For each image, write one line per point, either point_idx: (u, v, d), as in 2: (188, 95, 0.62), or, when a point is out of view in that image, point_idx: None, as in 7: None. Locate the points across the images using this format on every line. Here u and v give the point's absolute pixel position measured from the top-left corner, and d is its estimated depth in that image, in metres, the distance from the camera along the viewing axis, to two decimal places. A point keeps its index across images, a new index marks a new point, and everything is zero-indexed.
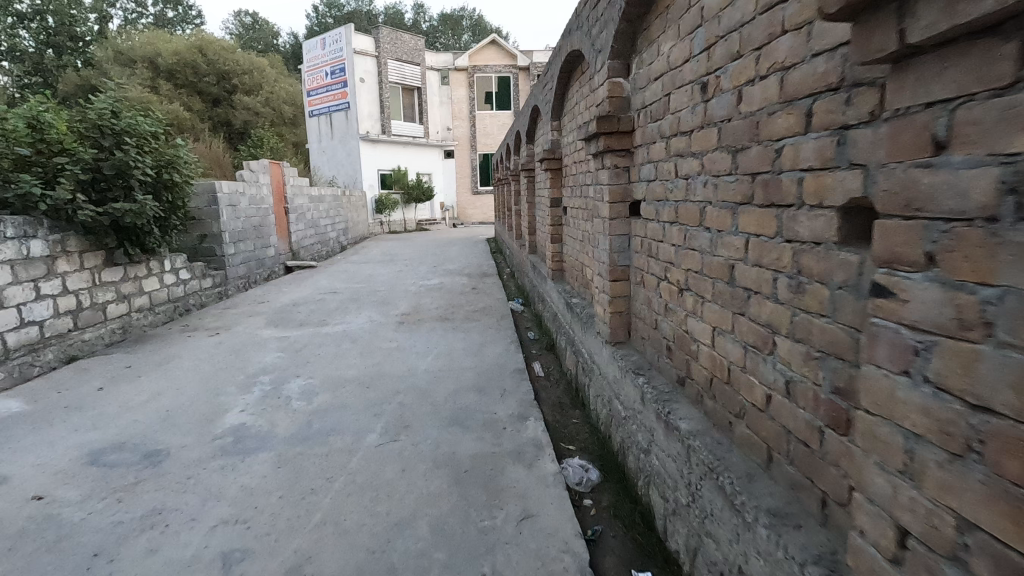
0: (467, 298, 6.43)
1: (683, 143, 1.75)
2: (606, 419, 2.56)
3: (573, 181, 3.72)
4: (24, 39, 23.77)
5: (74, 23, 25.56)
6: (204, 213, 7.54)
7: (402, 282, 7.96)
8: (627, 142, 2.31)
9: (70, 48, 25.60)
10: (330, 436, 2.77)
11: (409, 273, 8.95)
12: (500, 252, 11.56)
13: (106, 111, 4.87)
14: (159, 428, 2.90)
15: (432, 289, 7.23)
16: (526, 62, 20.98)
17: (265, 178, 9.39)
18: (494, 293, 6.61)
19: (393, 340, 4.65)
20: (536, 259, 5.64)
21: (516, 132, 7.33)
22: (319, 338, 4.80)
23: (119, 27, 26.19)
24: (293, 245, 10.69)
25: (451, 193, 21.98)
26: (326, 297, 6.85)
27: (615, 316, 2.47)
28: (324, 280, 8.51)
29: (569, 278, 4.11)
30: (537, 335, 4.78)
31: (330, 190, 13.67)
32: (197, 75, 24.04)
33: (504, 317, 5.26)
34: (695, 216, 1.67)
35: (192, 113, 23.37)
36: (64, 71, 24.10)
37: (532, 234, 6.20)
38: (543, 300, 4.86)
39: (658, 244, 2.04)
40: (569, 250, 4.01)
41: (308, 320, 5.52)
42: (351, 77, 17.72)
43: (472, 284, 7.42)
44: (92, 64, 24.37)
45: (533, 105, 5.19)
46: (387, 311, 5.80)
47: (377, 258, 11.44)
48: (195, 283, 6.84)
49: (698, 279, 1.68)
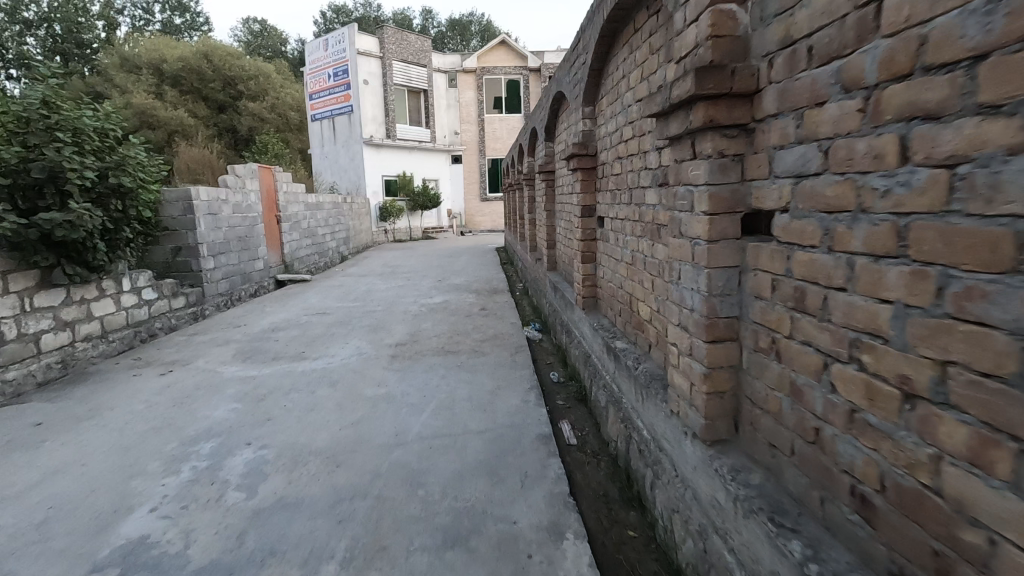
0: (474, 323, 5.50)
1: (939, 92, 0.82)
2: (695, 560, 1.61)
3: (618, 181, 2.76)
4: (31, 46, 23.57)
5: (80, 29, 25.18)
6: (179, 223, 6.70)
7: (402, 300, 7.06)
8: (743, 114, 1.37)
9: (76, 56, 25.21)
10: (268, 565, 1.84)
11: (411, 289, 8.04)
12: (511, 264, 10.61)
13: (34, 102, 4.03)
14: (21, 544, 1.98)
15: (435, 309, 6.32)
16: (537, 64, 20.16)
17: (252, 184, 8.54)
18: (506, 316, 5.69)
19: (380, 383, 3.72)
20: (558, 278, 4.71)
21: (532, 130, 6.40)
22: (291, 379, 3.88)
23: (126, 35, 25.97)
24: (286, 256, 9.83)
25: (459, 200, 21.13)
26: (313, 321, 5.94)
27: (714, 399, 1.52)
28: (316, 297, 7.65)
29: (607, 309, 3.17)
30: (563, 377, 3.82)
31: (330, 197, 12.81)
32: (201, 81, 23.47)
33: (520, 350, 4.33)
34: (994, 251, 0.74)
35: (196, 120, 22.76)
36: (70, 78, 23.82)
37: (551, 247, 5.26)
38: (570, 332, 3.90)
39: (827, 292, 1.10)
40: (608, 274, 3.06)
41: (284, 352, 4.63)
42: (355, 79, 16.93)
43: (480, 304, 6.51)
44: (97, 70, 23.93)
45: (557, 91, 4.25)
46: (379, 340, 4.89)
47: (378, 271, 10.54)
48: (162, 304, 5.97)
49: (1000, 393, 0.74)
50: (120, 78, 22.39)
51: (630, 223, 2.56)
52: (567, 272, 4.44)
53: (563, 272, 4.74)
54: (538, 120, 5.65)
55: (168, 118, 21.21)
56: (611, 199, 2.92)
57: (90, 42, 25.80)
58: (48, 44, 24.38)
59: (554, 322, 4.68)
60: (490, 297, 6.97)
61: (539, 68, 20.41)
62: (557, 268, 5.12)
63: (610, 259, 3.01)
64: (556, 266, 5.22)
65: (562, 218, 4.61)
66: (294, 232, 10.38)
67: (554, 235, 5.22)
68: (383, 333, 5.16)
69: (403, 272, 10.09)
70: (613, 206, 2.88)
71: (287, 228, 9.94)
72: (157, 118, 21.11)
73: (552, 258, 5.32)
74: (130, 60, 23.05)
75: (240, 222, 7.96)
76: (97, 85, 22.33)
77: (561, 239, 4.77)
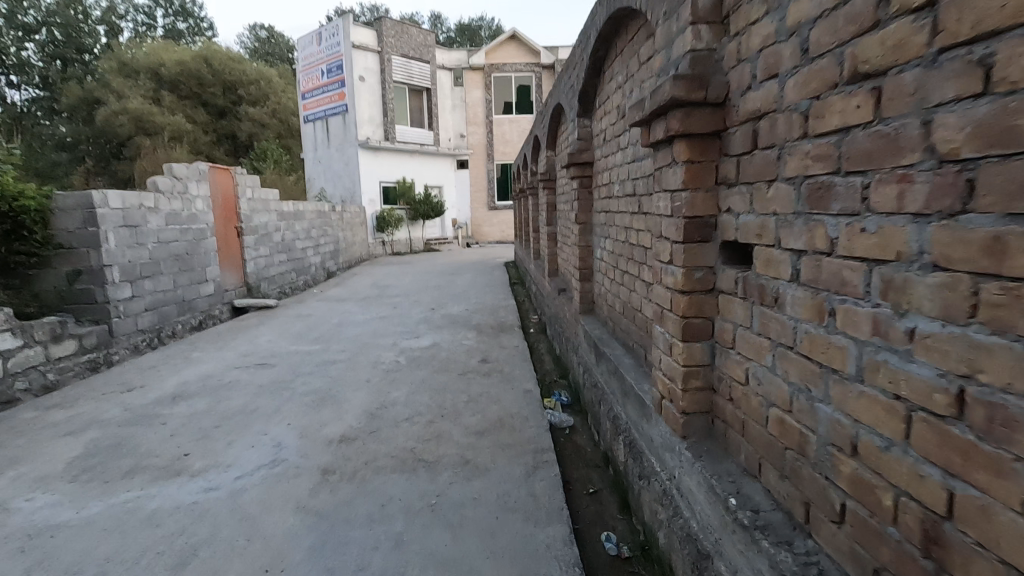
0: (469, 391, 3.70)
1: None
2: None
3: (846, 149, 0.96)
4: (24, 50, 22.58)
5: (82, 35, 24.14)
6: (77, 239, 5.02)
7: (377, 342, 5.28)
8: None
9: (77, 61, 24.12)
10: None
11: (394, 323, 6.25)
12: (523, 286, 8.80)
13: None
14: None
15: (418, 361, 4.54)
16: (550, 59, 18.54)
17: (200, 189, 6.85)
18: (515, 379, 3.88)
19: (272, 564, 1.90)
20: (604, 336, 2.92)
21: (555, 109, 4.62)
22: (119, 540, 2.09)
23: (125, 39, 24.94)
24: (249, 276, 8.10)
25: (466, 208, 19.40)
26: (242, 380, 4.17)
27: None
28: (270, 334, 5.90)
29: (754, 463, 1.35)
30: (626, 547, 2.00)
31: (314, 206, 11.12)
32: (200, 85, 22.15)
33: (542, 467, 2.54)
34: None
35: (193, 125, 21.43)
36: (65, 84, 22.78)
37: (584, 281, 3.48)
38: (640, 459, 2.06)
39: None
40: (772, 386, 1.24)
41: (156, 455, 2.84)
42: (350, 75, 15.33)
43: (482, 351, 4.72)
44: (97, 76, 22.84)
45: (609, 16, 2.43)
46: (318, 428, 3.11)
47: (362, 293, 8.77)
48: (31, 355, 4.23)
49: None
50: (113, 82, 21.21)
51: (947, 278, 0.76)
52: (628, 330, 2.59)
53: (613, 324, 2.91)
54: (567, 90, 3.84)
55: (165, 123, 20.02)
56: (799, 198, 1.10)
57: (90, 46, 24.80)
58: (49, 50, 23.31)
59: (597, 407, 2.85)
60: (496, 339, 5.18)
61: (553, 65, 18.73)
62: (600, 312, 3.28)
63: (786, 355, 1.18)
64: (598, 309, 3.35)
65: (617, 236, 2.76)
66: (263, 247, 8.66)
67: (596, 258, 3.37)
68: (328, 413, 3.36)
69: (391, 296, 8.30)
70: (811, 220, 1.07)
71: (252, 242, 8.23)
72: (154, 123, 19.92)
73: (588, 296, 3.52)
74: (127, 64, 21.86)
75: (175, 235, 6.25)
76: (94, 91, 21.22)
77: (610, 269, 2.93)
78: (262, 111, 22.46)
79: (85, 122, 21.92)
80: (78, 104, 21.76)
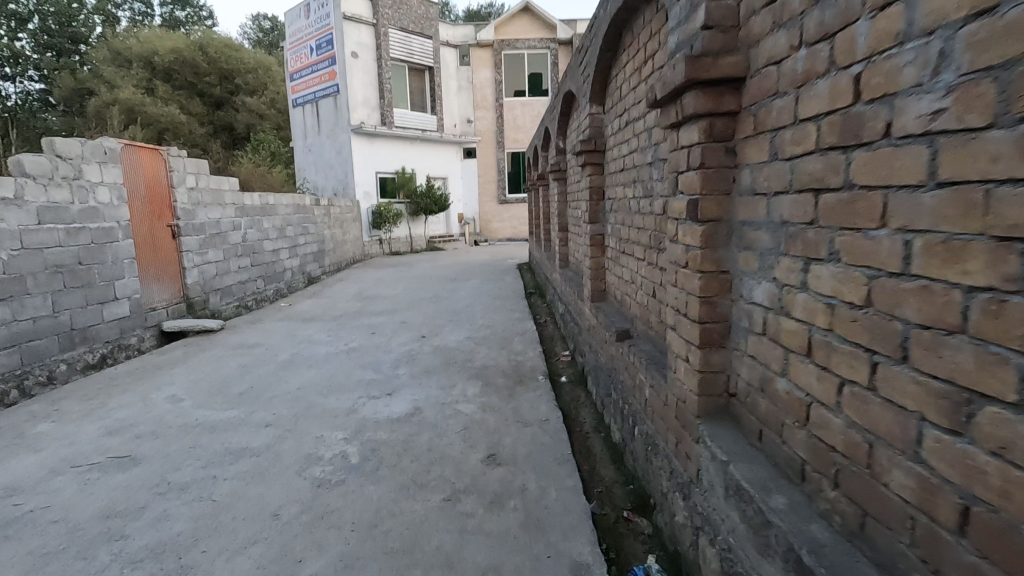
0: (457, 568, 1.80)
1: None
2: None
3: None
4: (10, 37, 21.15)
5: (76, 24, 22.44)
6: None
7: (328, 406, 3.42)
8: None
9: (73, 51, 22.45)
10: None
11: (365, 363, 4.39)
12: (543, 301, 6.91)
13: None
14: None
15: (380, 456, 2.67)
16: (567, 34, 16.58)
17: (106, 173, 5.04)
18: (550, 526, 2.02)
19: None
20: (827, 545, 1.04)
21: (615, 27, 2.69)
22: None
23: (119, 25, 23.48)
24: (190, 289, 6.28)
25: (473, 202, 17.48)
26: (55, 506, 2.31)
27: None
28: (183, 382, 4.07)
29: None
30: None
31: (291, 200, 9.31)
32: (195, 74, 20.47)
33: None
34: None
35: (188, 115, 19.68)
36: (52, 73, 21.34)
37: (708, 351, 1.59)
38: None
39: None
40: None
41: None
42: (341, 51, 13.49)
43: (488, 436, 2.85)
44: (90, 66, 21.18)
45: None
46: None
47: (339, 309, 6.93)
48: None
49: None
50: (100, 69, 19.75)
51: None
52: None
53: (863, 513, 1.01)
54: None
55: (158, 115, 18.31)
56: None
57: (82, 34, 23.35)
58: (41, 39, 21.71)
59: None
60: (510, 406, 3.28)
61: (570, 41, 16.75)
62: (767, 440, 1.36)
63: None
64: (755, 421, 1.44)
65: (913, 266, 0.86)
66: (213, 251, 6.82)
67: (752, 302, 1.44)
68: None
69: (373, 314, 6.43)
70: None
71: (194, 245, 6.40)
72: (146, 114, 18.22)
73: (718, 385, 1.60)
74: (119, 53, 20.17)
75: (55, 238, 4.44)
76: (85, 82, 19.54)
77: (852, 358, 1.02)
78: (260, 100, 20.68)
79: (75, 115, 20.27)
80: (69, 95, 20.12)
